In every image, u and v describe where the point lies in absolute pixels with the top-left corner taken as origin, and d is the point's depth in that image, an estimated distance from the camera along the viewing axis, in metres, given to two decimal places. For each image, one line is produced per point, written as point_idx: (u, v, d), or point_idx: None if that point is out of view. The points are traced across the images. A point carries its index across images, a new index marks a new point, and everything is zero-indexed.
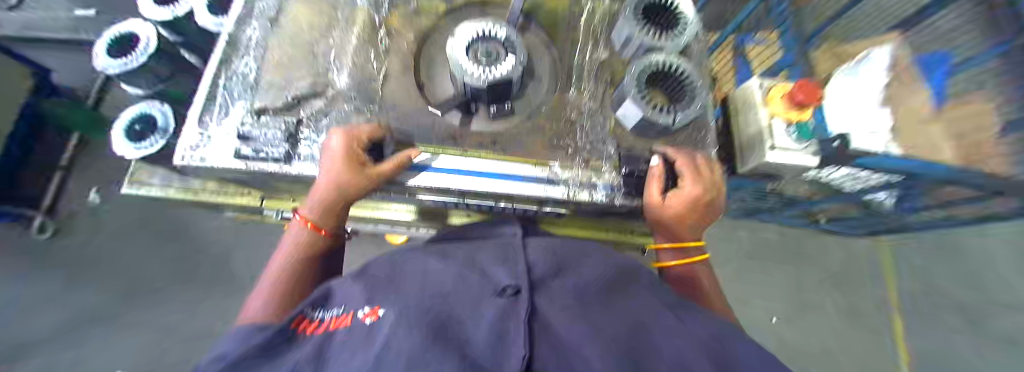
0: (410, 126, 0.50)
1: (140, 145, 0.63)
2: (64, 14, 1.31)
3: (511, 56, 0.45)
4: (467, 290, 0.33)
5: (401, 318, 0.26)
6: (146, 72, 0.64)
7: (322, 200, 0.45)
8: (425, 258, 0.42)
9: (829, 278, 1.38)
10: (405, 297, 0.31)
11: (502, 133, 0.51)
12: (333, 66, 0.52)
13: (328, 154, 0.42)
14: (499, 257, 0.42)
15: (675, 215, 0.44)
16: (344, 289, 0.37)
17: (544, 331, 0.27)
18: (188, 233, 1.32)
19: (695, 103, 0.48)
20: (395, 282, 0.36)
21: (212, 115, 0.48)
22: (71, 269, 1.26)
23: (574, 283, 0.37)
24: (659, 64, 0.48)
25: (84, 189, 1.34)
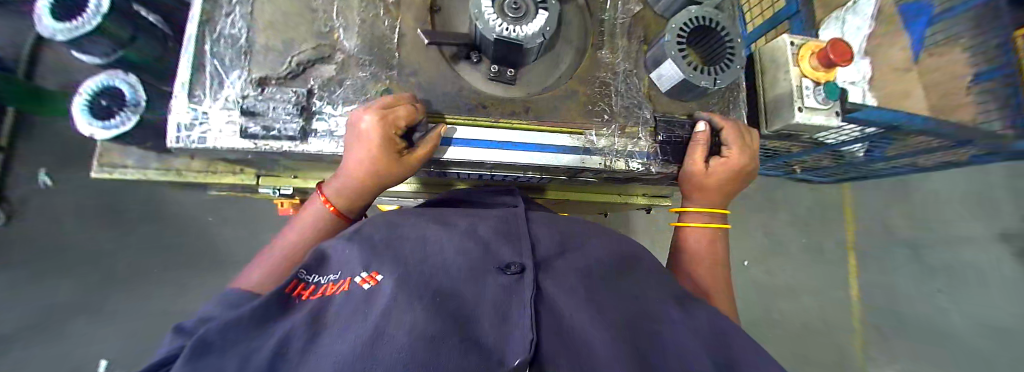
0: (435, 95, 0.46)
1: (107, 123, 0.54)
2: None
3: (542, 14, 0.41)
4: (467, 258, 0.32)
5: (400, 288, 0.25)
6: (106, 38, 0.55)
7: (353, 183, 0.42)
8: (426, 216, 0.39)
9: (800, 224, 1.49)
10: (404, 262, 0.29)
11: (535, 98, 0.48)
12: (337, 24, 0.45)
13: (366, 139, 0.38)
14: (501, 223, 0.39)
15: (716, 182, 0.45)
16: (340, 248, 0.32)
17: (550, 318, 0.28)
18: (164, 215, 1.23)
19: (733, 66, 0.46)
20: (392, 245, 0.32)
21: (204, 89, 0.41)
22: (29, 259, 1.15)
23: (581, 263, 0.37)
24: (699, 20, 0.45)
25: (29, 173, 1.19)
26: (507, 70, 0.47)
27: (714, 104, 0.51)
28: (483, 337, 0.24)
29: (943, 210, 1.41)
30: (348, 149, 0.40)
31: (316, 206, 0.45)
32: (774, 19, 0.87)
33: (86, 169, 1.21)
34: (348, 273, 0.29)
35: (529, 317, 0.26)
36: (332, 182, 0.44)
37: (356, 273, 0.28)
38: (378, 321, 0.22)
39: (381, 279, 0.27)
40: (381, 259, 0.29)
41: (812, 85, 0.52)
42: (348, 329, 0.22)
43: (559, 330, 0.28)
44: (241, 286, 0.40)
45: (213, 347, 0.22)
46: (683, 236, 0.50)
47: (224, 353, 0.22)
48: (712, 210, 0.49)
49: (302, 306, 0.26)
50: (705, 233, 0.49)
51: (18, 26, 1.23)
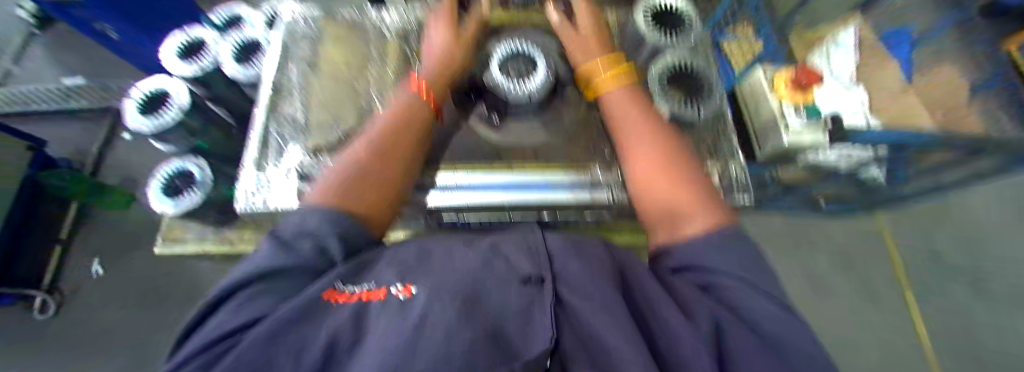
0: (459, 152, 0.55)
1: (179, 201, 0.63)
2: (53, 84, 1.52)
3: (538, 72, 0.51)
4: (493, 271, 0.33)
5: (434, 297, 0.27)
6: (182, 129, 0.67)
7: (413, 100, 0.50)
8: (450, 242, 0.40)
9: (841, 260, 1.30)
10: (434, 276, 0.31)
11: (543, 145, 0.55)
12: (374, 98, 0.55)
13: (430, 62, 0.53)
14: (522, 239, 0.41)
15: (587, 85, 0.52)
16: (380, 264, 0.33)
17: (569, 321, 0.29)
18: (183, 295, 1.23)
19: (713, 100, 0.52)
20: (425, 264, 0.33)
21: (270, 160, 0.51)
22: (71, 344, 1.19)
23: (595, 265, 0.35)
24: (677, 65, 0.53)
25: (86, 259, 1.30)
26: (494, 115, 0.55)
27: (708, 133, 0.54)
28: (510, 340, 0.25)
29: (997, 228, 1.29)
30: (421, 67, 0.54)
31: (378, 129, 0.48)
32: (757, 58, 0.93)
33: (131, 252, 1.30)
34: (383, 282, 0.30)
35: (551, 325, 0.28)
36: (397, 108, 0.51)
37: (392, 284, 0.29)
38: (417, 328, 0.24)
39: (415, 291, 0.28)
40: (414, 275, 0.31)
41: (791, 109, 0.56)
42: (387, 334, 0.24)
43: (578, 333, 0.29)
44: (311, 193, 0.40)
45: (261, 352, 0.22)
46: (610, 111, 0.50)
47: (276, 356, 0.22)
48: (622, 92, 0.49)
49: (342, 308, 0.27)
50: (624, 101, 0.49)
51: (92, 131, 1.47)
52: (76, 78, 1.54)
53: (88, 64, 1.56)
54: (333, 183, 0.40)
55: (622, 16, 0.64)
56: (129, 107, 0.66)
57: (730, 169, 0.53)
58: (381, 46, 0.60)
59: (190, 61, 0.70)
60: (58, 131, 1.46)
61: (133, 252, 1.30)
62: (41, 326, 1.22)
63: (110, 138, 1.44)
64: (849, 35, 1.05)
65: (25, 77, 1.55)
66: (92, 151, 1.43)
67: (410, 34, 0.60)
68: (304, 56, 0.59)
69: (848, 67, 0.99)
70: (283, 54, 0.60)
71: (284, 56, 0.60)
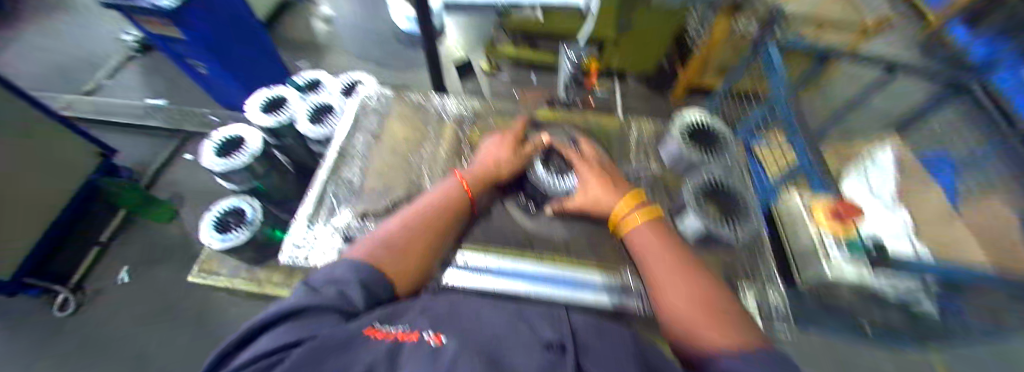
0: (493, 234, 0.57)
1: (225, 237, 0.67)
2: (137, 102, 1.75)
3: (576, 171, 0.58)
4: (518, 333, 0.32)
5: (464, 349, 0.27)
6: (246, 171, 0.75)
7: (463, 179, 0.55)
8: (475, 301, 0.40)
9: None
10: (461, 331, 0.31)
11: (574, 238, 0.56)
12: (424, 173, 0.61)
13: (484, 155, 0.58)
14: (546, 309, 0.40)
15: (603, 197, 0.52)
16: (409, 312, 0.34)
17: None
18: (189, 317, 1.22)
19: (748, 221, 0.54)
20: (454, 319, 0.33)
21: (321, 216, 0.55)
22: (61, 354, 1.16)
23: (619, 347, 0.34)
24: (711, 182, 0.55)
25: (114, 266, 1.34)
26: (531, 203, 0.60)
27: (743, 251, 0.54)
28: None
29: None
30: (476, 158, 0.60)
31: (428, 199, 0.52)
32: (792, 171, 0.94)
33: (154, 266, 1.34)
34: (416, 328, 0.31)
35: None
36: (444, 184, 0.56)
37: (424, 331, 0.30)
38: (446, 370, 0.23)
39: (445, 340, 0.28)
40: (442, 328, 0.31)
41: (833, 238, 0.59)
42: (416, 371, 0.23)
43: None
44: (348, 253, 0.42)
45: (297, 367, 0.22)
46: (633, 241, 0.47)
47: None
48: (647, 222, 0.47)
49: (378, 344, 0.27)
50: (644, 231, 0.46)
51: (161, 148, 1.64)
52: (160, 100, 1.77)
53: (179, 93, 1.81)
54: (385, 246, 0.43)
55: (660, 127, 0.72)
56: (206, 148, 0.76)
57: (769, 294, 0.51)
58: (438, 127, 0.67)
59: (271, 115, 0.83)
60: (133, 144, 1.65)
61: (156, 266, 1.34)
62: (42, 329, 1.21)
63: (171, 155, 1.59)
64: (882, 157, 1.12)
65: (122, 95, 1.80)
66: (154, 165, 1.57)
67: (465, 120, 0.69)
68: (371, 127, 0.68)
69: (887, 186, 1.02)
70: (353, 123, 0.68)
71: (353, 124, 0.68)
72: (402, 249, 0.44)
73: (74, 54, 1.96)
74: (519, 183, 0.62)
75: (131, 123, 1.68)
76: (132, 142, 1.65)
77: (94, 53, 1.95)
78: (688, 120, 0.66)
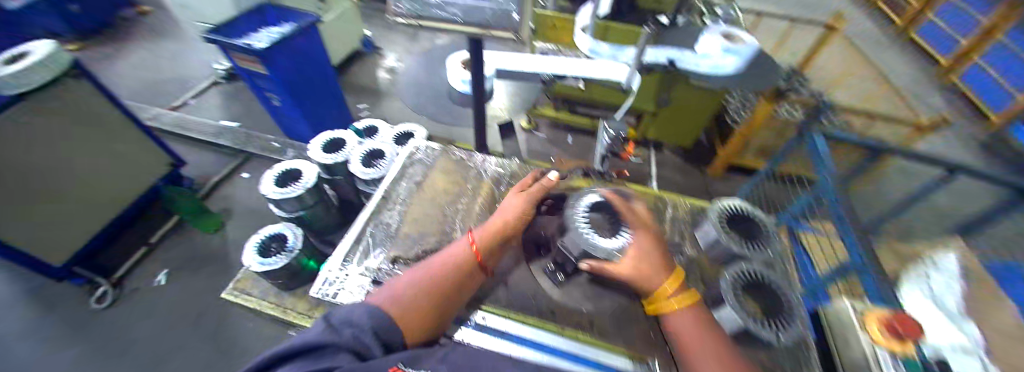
0: (517, 296, 0.57)
1: (266, 261, 0.71)
2: (214, 122, 2.00)
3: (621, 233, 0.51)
4: None
5: None
6: (296, 199, 0.82)
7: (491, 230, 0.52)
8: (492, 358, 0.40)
9: None
10: None
11: (598, 314, 0.55)
12: (457, 225, 0.64)
13: (506, 206, 0.55)
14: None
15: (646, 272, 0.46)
16: (431, 358, 0.36)
17: None
18: (211, 326, 1.25)
19: (794, 323, 0.50)
20: None
21: (356, 255, 0.58)
22: (79, 349, 1.19)
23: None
24: (751, 274, 0.54)
25: (155, 267, 1.42)
26: (560, 272, 0.57)
27: (785, 359, 0.49)
28: None
29: None
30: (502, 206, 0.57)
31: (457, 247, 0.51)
32: (843, 266, 0.88)
33: (188, 272, 1.40)
34: None
35: None
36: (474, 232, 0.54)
37: None
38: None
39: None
40: None
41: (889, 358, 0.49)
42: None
43: None
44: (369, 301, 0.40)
45: None
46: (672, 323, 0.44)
47: None
48: (685, 307, 0.44)
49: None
50: (688, 314, 0.43)
51: (224, 165, 1.83)
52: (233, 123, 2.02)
53: (252, 119, 2.07)
54: (409, 297, 0.42)
55: (697, 209, 0.74)
56: (268, 177, 0.85)
57: None
58: (476, 183, 0.72)
59: (330, 154, 0.93)
60: (203, 158, 1.85)
61: (189, 273, 1.40)
62: (69, 319, 1.25)
63: (230, 171, 1.76)
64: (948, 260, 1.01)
65: (206, 116, 2.09)
66: (214, 178, 1.74)
67: (503, 180, 0.73)
68: (416, 175, 0.74)
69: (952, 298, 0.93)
70: (401, 170, 0.75)
71: (401, 171, 0.75)
72: (424, 302, 0.42)
73: (177, 78, 2.32)
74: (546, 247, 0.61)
75: (206, 140, 1.91)
76: (202, 156, 1.86)
77: (193, 79, 2.30)
78: (721, 205, 0.67)
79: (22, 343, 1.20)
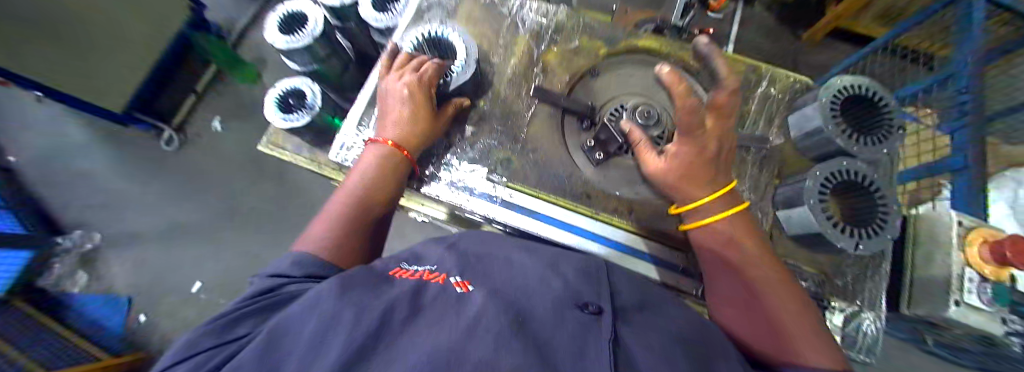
0: (548, 174, 0.51)
1: (287, 117, 0.68)
2: None
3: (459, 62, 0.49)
4: (548, 289, 0.29)
5: (491, 299, 0.24)
6: (307, 52, 0.70)
7: (404, 136, 0.45)
8: (511, 248, 0.37)
9: None
10: (490, 281, 0.28)
11: (640, 200, 0.50)
12: (486, 92, 0.54)
13: (404, 115, 0.44)
14: (581, 265, 0.36)
15: (679, 178, 0.42)
16: (438, 255, 0.34)
17: (625, 362, 0.22)
18: (265, 165, 1.34)
19: (884, 233, 0.42)
20: (483, 266, 0.32)
21: (371, 120, 0.52)
22: (160, 184, 1.34)
23: (664, 322, 0.31)
24: (848, 174, 0.43)
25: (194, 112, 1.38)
26: (598, 151, 0.50)
27: (851, 265, 0.46)
28: (558, 360, 0.20)
29: None
30: (396, 113, 0.45)
31: (358, 171, 0.43)
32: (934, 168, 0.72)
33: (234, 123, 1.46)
34: (443, 271, 0.29)
35: (609, 353, 0.22)
36: (374, 137, 0.46)
37: (451, 276, 0.28)
38: (469, 324, 0.20)
39: (471, 288, 0.26)
40: (472, 275, 0.29)
41: (977, 277, 0.45)
42: (436, 326, 0.20)
43: None
44: (298, 248, 0.36)
45: (295, 315, 0.21)
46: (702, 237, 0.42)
47: (305, 317, 0.20)
48: (726, 218, 0.41)
49: (404, 281, 0.26)
50: (727, 225, 0.41)
51: None
52: None
53: None
54: (331, 246, 0.36)
55: (801, 86, 0.57)
56: (272, 22, 0.73)
57: (862, 319, 0.46)
58: (511, 38, 0.57)
59: None
60: None
61: (240, 121, 1.38)
62: (139, 157, 1.36)
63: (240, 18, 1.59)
64: None
65: None
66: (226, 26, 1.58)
67: (544, 34, 0.57)
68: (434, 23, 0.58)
69: None
70: (415, 15, 0.59)
71: (416, 17, 0.59)
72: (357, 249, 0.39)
73: None
74: (589, 120, 0.51)
75: None
76: None
77: None
78: (837, 86, 0.49)
79: (116, 179, 1.34)
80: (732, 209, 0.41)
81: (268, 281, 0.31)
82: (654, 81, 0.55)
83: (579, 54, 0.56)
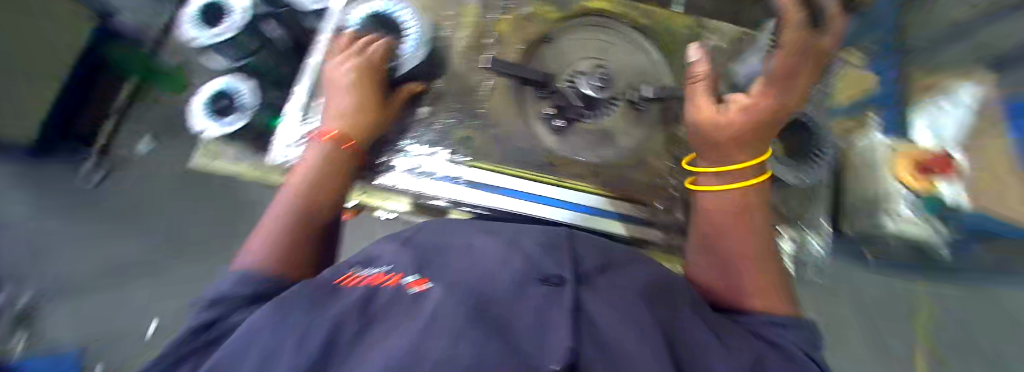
0: (510, 147, 0.51)
1: (223, 123, 0.65)
2: None
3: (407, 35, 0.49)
4: (508, 270, 0.29)
5: (449, 294, 0.23)
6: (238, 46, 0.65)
7: (350, 125, 0.43)
8: (472, 232, 0.36)
9: None
10: (449, 273, 0.28)
11: (602, 164, 0.51)
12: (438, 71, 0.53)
13: (349, 104, 0.44)
14: (545, 237, 0.36)
15: (733, 138, 0.38)
16: (392, 253, 0.32)
17: (586, 327, 0.23)
18: None
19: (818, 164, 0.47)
20: (441, 257, 0.31)
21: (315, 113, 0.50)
22: None
23: (626, 281, 0.31)
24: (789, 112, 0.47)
25: None
26: (558, 119, 0.50)
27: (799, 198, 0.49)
28: (519, 342, 0.20)
29: None
30: (341, 103, 0.44)
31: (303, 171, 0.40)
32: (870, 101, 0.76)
33: None
34: (399, 271, 0.28)
35: (568, 321, 0.22)
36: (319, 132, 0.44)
37: (406, 276, 0.27)
38: (425, 324, 0.19)
39: (428, 286, 0.25)
40: (431, 271, 0.28)
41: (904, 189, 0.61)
42: (394, 332, 0.20)
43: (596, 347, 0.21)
44: (240, 262, 0.33)
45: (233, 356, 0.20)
46: (703, 201, 0.42)
47: (245, 357, 0.19)
48: (744, 188, 0.39)
49: (353, 291, 0.25)
50: (725, 198, 0.40)
51: None
52: None
53: None
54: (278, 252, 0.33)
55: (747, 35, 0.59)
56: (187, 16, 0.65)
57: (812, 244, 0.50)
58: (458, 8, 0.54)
59: None
60: None
61: None
62: None
63: None
64: None
65: None
66: None
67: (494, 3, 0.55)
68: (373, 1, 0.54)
69: None
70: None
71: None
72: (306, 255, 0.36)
73: None
74: (546, 87, 0.48)
75: None
76: None
77: None
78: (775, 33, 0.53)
79: None
80: (756, 179, 0.40)
81: (209, 309, 0.28)
82: (606, 39, 0.54)
83: (532, 19, 0.54)
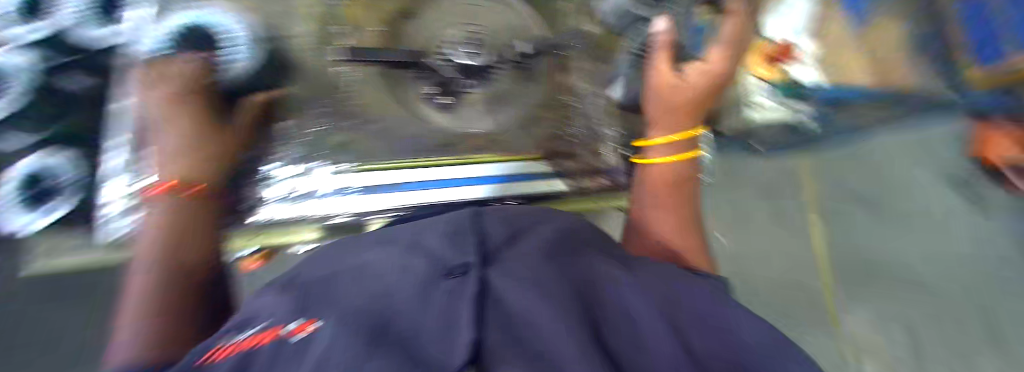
0: (400, 138, 0.50)
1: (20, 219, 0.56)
2: None
3: (235, 45, 0.48)
4: (402, 275, 0.22)
5: (340, 324, 0.16)
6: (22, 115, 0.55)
7: (194, 161, 0.39)
8: (364, 249, 0.29)
9: None
10: (337, 302, 0.20)
11: (498, 132, 0.53)
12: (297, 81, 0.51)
13: (179, 141, 0.40)
14: (448, 224, 0.30)
15: (684, 105, 0.43)
16: (270, 301, 0.24)
17: (498, 315, 0.18)
18: None
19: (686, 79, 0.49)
20: (327, 289, 0.23)
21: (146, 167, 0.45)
22: None
23: (539, 247, 0.28)
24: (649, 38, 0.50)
25: None
26: (442, 97, 0.48)
27: None
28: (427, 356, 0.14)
29: None
30: (173, 143, 0.40)
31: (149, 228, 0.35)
32: None
33: None
34: (278, 320, 0.20)
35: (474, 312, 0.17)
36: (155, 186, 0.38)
37: (286, 322, 0.19)
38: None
39: (318, 324, 0.18)
40: (319, 306, 0.20)
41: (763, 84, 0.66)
42: None
43: (512, 335, 0.17)
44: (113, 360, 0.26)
45: None
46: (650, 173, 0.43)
47: None
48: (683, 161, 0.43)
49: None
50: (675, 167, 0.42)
51: None
52: None
53: None
54: (163, 325, 0.28)
55: None
56: None
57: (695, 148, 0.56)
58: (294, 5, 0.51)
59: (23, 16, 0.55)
60: None
61: None
62: None
63: None
64: None
65: None
66: None
67: None
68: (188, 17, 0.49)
69: None
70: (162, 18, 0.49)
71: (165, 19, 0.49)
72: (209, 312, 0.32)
73: None
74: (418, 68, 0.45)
75: None
76: None
77: None
78: None
79: None
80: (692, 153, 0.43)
81: None
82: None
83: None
